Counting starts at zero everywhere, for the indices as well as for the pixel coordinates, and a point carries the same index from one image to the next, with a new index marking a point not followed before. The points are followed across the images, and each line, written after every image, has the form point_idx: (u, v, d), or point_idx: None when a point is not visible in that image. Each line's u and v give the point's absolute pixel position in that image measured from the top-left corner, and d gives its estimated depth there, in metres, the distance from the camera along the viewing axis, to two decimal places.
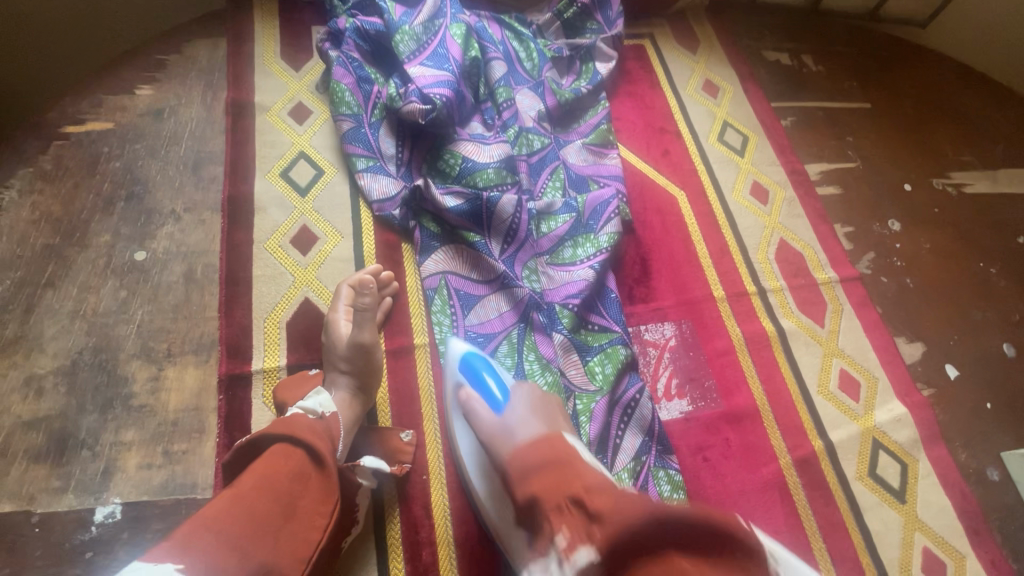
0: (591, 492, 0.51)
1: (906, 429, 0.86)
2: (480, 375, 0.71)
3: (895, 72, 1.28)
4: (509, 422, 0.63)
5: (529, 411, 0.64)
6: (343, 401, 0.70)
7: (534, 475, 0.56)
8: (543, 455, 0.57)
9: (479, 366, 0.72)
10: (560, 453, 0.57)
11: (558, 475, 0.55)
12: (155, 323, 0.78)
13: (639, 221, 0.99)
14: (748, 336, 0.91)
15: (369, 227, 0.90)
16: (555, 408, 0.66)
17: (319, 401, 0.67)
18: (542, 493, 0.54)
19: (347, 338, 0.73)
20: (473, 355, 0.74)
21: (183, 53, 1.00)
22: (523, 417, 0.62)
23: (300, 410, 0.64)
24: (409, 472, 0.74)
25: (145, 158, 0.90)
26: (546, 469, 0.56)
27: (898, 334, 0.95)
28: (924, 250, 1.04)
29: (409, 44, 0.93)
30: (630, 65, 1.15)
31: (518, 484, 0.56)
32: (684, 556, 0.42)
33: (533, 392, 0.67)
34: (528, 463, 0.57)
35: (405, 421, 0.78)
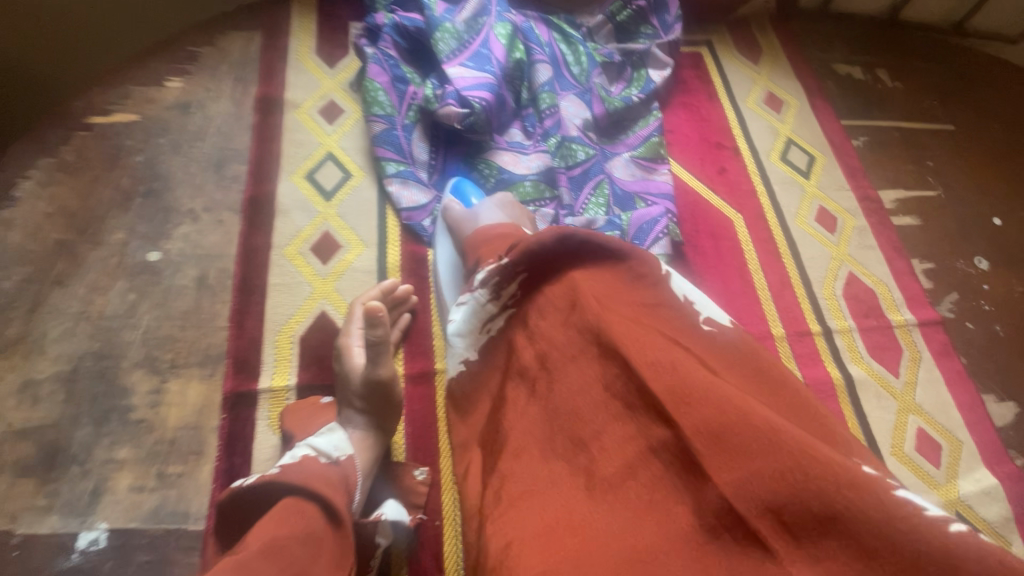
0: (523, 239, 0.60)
1: (995, 504, 0.74)
2: (467, 197, 0.81)
3: (983, 91, 1.15)
4: (479, 211, 0.74)
5: (499, 211, 0.73)
6: (359, 441, 0.62)
7: (487, 242, 0.65)
8: (500, 229, 0.66)
9: (466, 188, 0.82)
10: (512, 234, 0.65)
11: (506, 240, 0.64)
12: (162, 331, 0.73)
13: (690, 245, 0.89)
14: (810, 382, 0.80)
15: (395, 237, 0.83)
16: (523, 218, 0.75)
17: (332, 443, 0.58)
18: (485, 253, 0.64)
19: (362, 369, 0.65)
20: (462, 181, 0.83)
21: (216, 45, 0.96)
22: (492, 210, 0.73)
23: (312, 453, 0.56)
24: (422, 519, 0.66)
25: (168, 153, 0.86)
26: (499, 239, 0.65)
27: (986, 391, 0.83)
28: (1016, 294, 0.92)
29: (449, 42, 0.86)
30: (686, 74, 1.06)
31: (473, 249, 0.66)
32: (582, 271, 0.57)
33: (508, 201, 0.76)
34: (488, 234, 0.66)
35: (421, 456, 0.70)
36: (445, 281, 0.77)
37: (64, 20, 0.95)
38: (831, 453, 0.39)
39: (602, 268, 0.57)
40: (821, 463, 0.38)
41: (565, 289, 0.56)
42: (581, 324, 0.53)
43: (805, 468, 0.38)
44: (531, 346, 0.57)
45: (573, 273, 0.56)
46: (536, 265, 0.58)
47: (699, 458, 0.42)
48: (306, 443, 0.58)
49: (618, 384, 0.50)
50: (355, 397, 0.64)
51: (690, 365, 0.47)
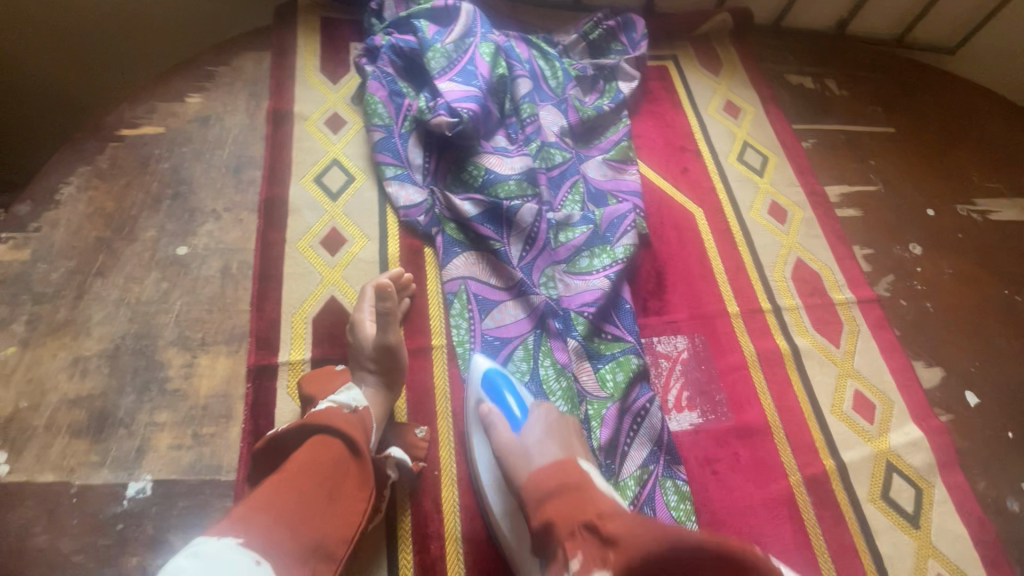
0: (603, 517, 0.56)
1: (921, 453, 0.86)
2: (501, 393, 0.77)
3: (921, 98, 1.28)
4: (528, 442, 0.69)
5: (546, 434, 0.70)
6: (372, 398, 0.74)
7: (550, 501, 0.62)
8: (557, 480, 0.64)
9: (501, 384, 0.78)
10: (570, 477, 0.64)
11: (574, 499, 0.61)
12: (192, 314, 0.83)
13: (656, 236, 1.01)
14: (761, 352, 0.91)
15: (395, 231, 0.94)
16: (571, 431, 0.72)
17: (351, 396, 0.70)
18: (556, 518, 0.60)
19: (373, 339, 0.76)
20: (495, 372, 0.79)
21: (231, 65, 1.08)
22: (542, 439, 0.69)
23: (334, 404, 0.67)
24: (422, 469, 0.76)
25: (191, 161, 0.96)
26: (560, 495, 0.63)
27: (916, 358, 0.95)
28: (945, 275, 1.04)
29: (440, 61, 0.98)
30: (652, 85, 1.19)
31: (533, 510, 0.63)
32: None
33: (551, 414, 0.73)
34: (545, 488, 0.64)
35: (420, 417, 0.80)
36: (488, 487, 0.74)
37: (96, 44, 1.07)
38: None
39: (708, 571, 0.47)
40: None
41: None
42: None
43: None
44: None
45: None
46: None
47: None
48: (329, 399, 0.69)
49: None
50: (368, 361, 0.76)
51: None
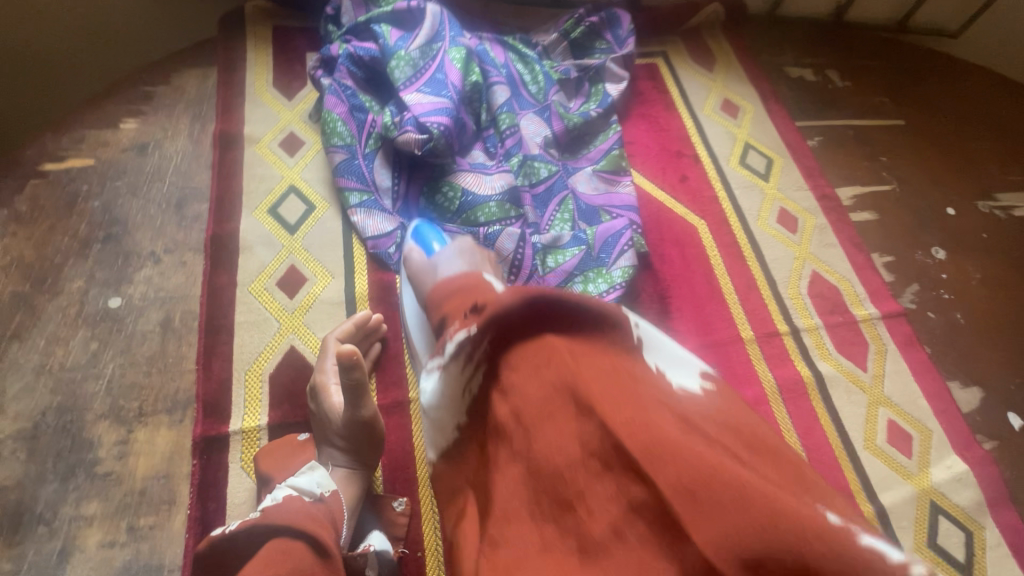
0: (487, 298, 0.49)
1: (967, 489, 0.76)
2: (429, 243, 0.73)
3: (931, 86, 1.19)
4: (437, 261, 0.66)
5: (460, 258, 0.65)
6: (343, 479, 0.62)
7: (448, 301, 0.55)
8: (457, 283, 0.55)
9: (428, 234, 0.74)
10: (478, 278, 0.55)
11: (471, 296, 0.52)
12: (128, 379, 0.71)
13: (656, 254, 0.90)
14: (782, 382, 0.81)
15: (363, 266, 0.83)
16: (487, 262, 0.67)
17: (313, 478, 0.60)
18: (451, 313, 0.53)
19: (341, 409, 0.64)
20: (424, 226, 0.77)
21: (171, 84, 0.96)
22: (451, 260, 0.64)
23: (295, 492, 0.57)
24: (403, 550, 0.66)
25: (126, 197, 0.84)
26: (461, 293, 0.54)
27: (951, 378, 0.85)
28: (974, 281, 0.95)
29: (405, 70, 0.87)
30: (642, 86, 1.08)
31: (436, 312, 0.56)
32: (558, 335, 0.45)
33: (469, 246, 0.68)
34: (444, 291, 0.56)
35: (399, 486, 0.69)
36: (415, 334, 0.72)
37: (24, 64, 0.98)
38: (791, 500, 0.33)
39: (562, 326, 0.46)
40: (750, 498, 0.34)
41: (536, 356, 0.45)
42: (559, 379, 0.43)
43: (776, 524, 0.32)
44: (504, 402, 0.46)
45: (546, 335, 0.45)
46: (504, 331, 0.47)
47: (676, 514, 0.36)
48: (288, 483, 0.59)
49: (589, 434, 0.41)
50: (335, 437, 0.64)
51: (662, 414, 0.41)
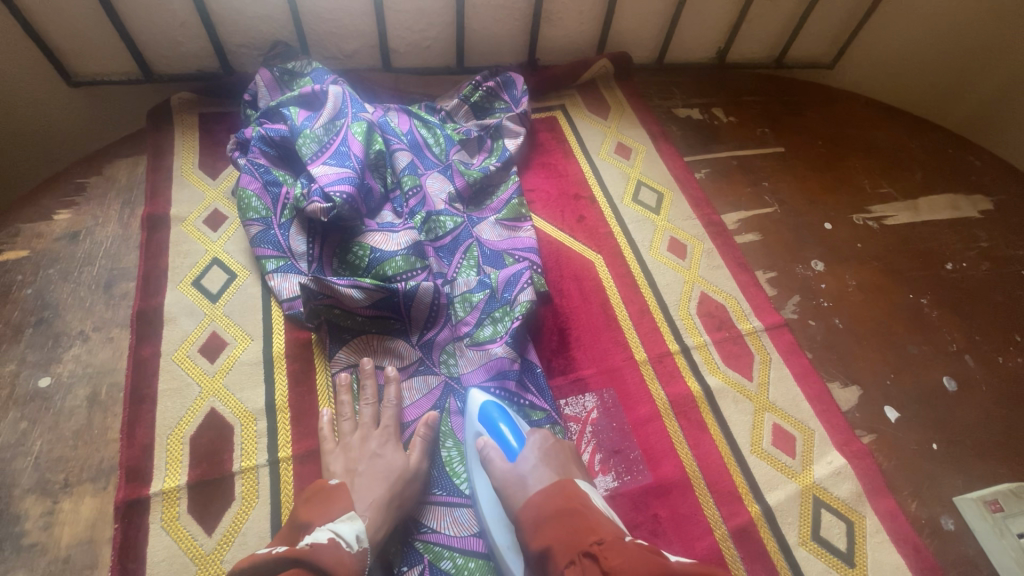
0: (603, 547, 0.57)
1: (847, 482, 0.82)
2: (497, 426, 0.77)
3: (807, 114, 1.32)
4: (522, 470, 0.71)
5: (539, 461, 0.71)
6: (373, 524, 0.70)
7: (546, 527, 0.62)
8: (557, 506, 0.64)
9: (495, 415, 0.78)
10: (573, 502, 0.64)
11: (573, 524, 0.61)
12: (55, 453, 0.76)
13: (556, 290, 0.98)
14: (673, 398, 0.88)
15: (280, 326, 0.90)
16: (566, 456, 0.74)
17: (354, 530, 0.66)
18: (555, 545, 0.60)
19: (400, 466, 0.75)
20: (490, 405, 0.79)
21: (103, 174, 1.04)
22: (536, 465, 0.71)
23: (335, 538, 0.64)
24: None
25: (57, 282, 0.91)
26: (557, 520, 0.62)
27: (831, 380, 0.93)
28: (850, 288, 1.04)
29: (311, 146, 0.96)
30: (542, 137, 1.19)
31: (532, 534, 0.63)
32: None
33: (546, 441, 0.74)
34: (543, 514, 0.64)
35: None
36: (493, 522, 0.73)
37: None
38: None
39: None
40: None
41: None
42: None
43: None
44: None
45: None
46: None
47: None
48: (330, 527, 0.65)
49: None
50: (381, 481, 0.73)
51: None
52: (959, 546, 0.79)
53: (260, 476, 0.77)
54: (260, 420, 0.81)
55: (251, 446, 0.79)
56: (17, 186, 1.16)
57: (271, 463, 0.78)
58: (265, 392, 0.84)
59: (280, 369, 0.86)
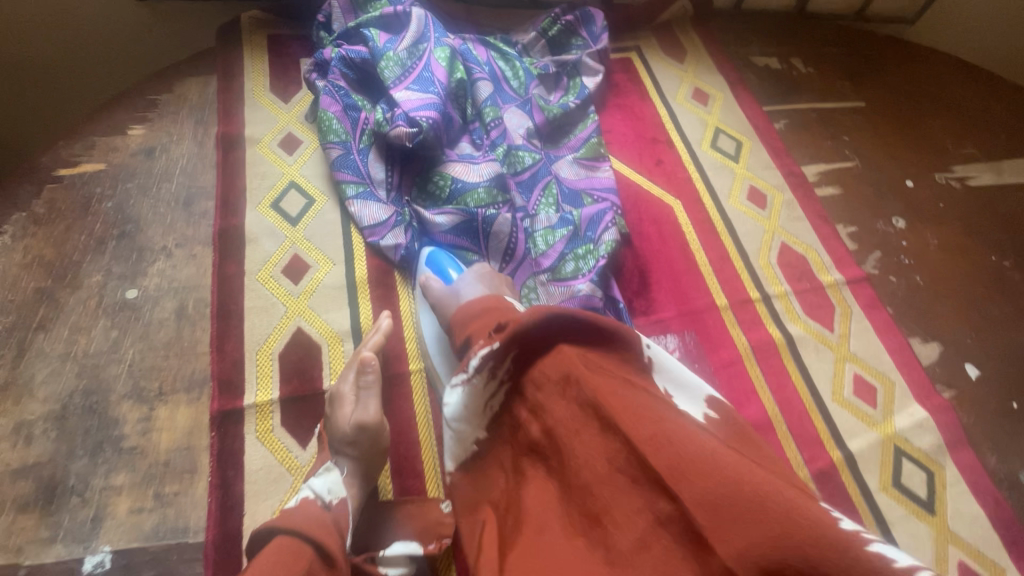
0: (513, 319, 0.58)
1: (928, 433, 0.82)
2: (445, 271, 0.80)
3: (887, 69, 1.27)
4: (459, 288, 0.74)
5: (476, 283, 0.75)
6: (351, 485, 0.66)
7: (473, 320, 0.64)
8: (483, 308, 0.64)
9: (446, 262, 0.81)
10: (497, 305, 0.64)
11: (494, 319, 0.62)
12: (148, 362, 0.77)
13: (635, 232, 0.97)
14: (754, 344, 0.88)
15: (361, 253, 0.89)
16: (500, 283, 0.77)
17: (326, 483, 0.64)
18: (476, 332, 0.63)
19: (347, 421, 0.68)
20: (440, 253, 0.83)
21: (174, 92, 1.02)
22: (472, 285, 0.74)
23: (308, 496, 0.61)
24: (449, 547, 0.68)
25: (136, 197, 0.90)
26: (483, 316, 0.64)
27: (912, 335, 0.92)
28: (932, 246, 1.02)
29: (394, 70, 0.93)
30: (617, 78, 1.15)
31: (460, 330, 0.65)
32: (572, 345, 0.56)
33: (486, 271, 0.78)
34: (468, 313, 0.65)
35: (405, 473, 0.74)
36: (437, 352, 0.77)
37: (47, 74, 1.07)
38: (779, 484, 0.42)
39: (581, 339, 0.56)
40: (798, 518, 0.39)
41: (563, 365, 0.54)
42: (581, 398, 0.52)
43: (791, 532, 0.39)
44: (536, 419, 0.56)
45: (564, 345, 0.55)
46: (524, 350, 0.56)
47: (702, 528, 0.43)
48: (306, 485, 0.63)
49: (620, 457, 0.49)
50: (342, 441, 0.67)
51: (676, 426, 0.49)
52: None
53: None
54: (347, 342, 0.81)
55: (339, 366, 0.79)
56: (80, 102, 1.13)
57: None
58: (350, 315, 0.84)
59: (363, 294, 0.86)
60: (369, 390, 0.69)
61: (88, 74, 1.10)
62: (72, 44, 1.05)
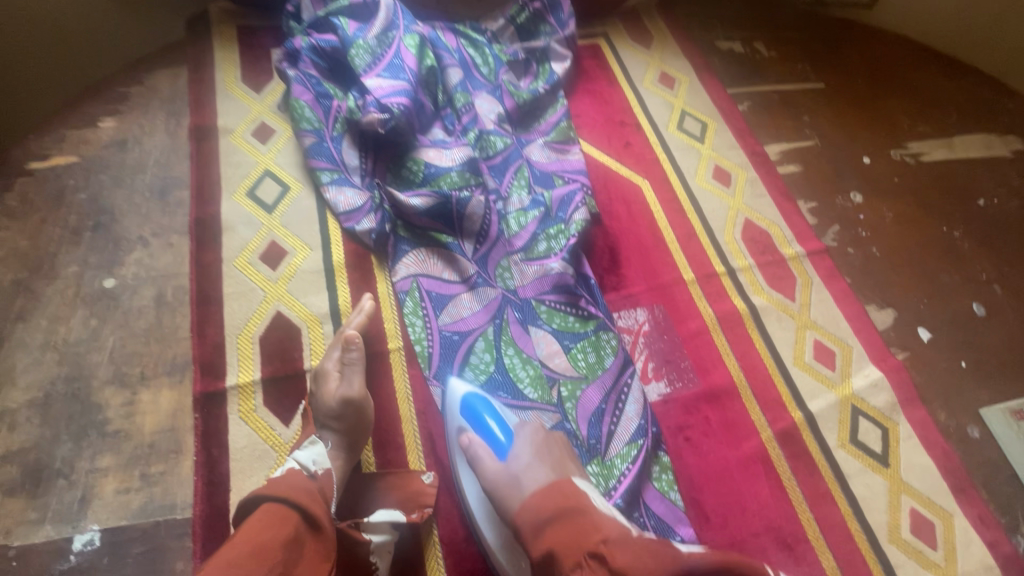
0: (609, 547, 0.54)
1: (883, 393, 0.87)
2: (481, 418, 0.71)
3: (845, 51, 1.32)
4: (515, 469, 0.65)
5: (534, 458, 0.65)
6: (336, 457, 0.70)
7: (551, 530, 0.58)
8: (556, 505, 0.60)
9: (480, 408, 0.72)
10: (571, 501, 0.60)
11: (575, 526, 0.57)
12: (128, 348, 0.78)
13: (605, 212, 1.00)
14: (720, 315, 0.92)
15: (337, 238, 0.91)
16: (560, 449, 0.67)
17: (312, 456, 0.68)
18: (559, 546, 0.57)
19: (332, 396, 0.71)
20: (474, 396, 0.74)
21: (144, 84, 1.02)
22: (530, 463, 0.64)
23: (295, 466, 0.65)
24: (431, 516, 0.73)
25: (111, 188, 0.91)
26: (559, 522, 0.58)
27: (868, 302, 0.97)
28: (887, 219, 1.07)
29: (364, 57, 0.95)
30: (586, 64, 1.18)
31: (534, 541, 0.59)
32: None
33: (537, 433, 0.69)
34: (542, 517, 0.59)
35: (387, 447, 0.77)
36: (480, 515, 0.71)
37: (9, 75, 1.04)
38: None
39: None
40: None
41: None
42: None
43: None
44: None
45: None
46: None
47: None
48: (291, 457, 0.67)
49: None
50: (327, 418, 0.71)
51: None
52: (984, 451, 0.85)
53: None
54: (326, 324, 0.83)
55: (319, 347, 0.81)
56: (44, 101, 1.10)
57: None
58: (329, 298, 0.86)
59: (341, 278, 0.87)
60: (353, 367, 0.73)
61: (54, 71, 1.08)
62: (38, 40, 1.03)
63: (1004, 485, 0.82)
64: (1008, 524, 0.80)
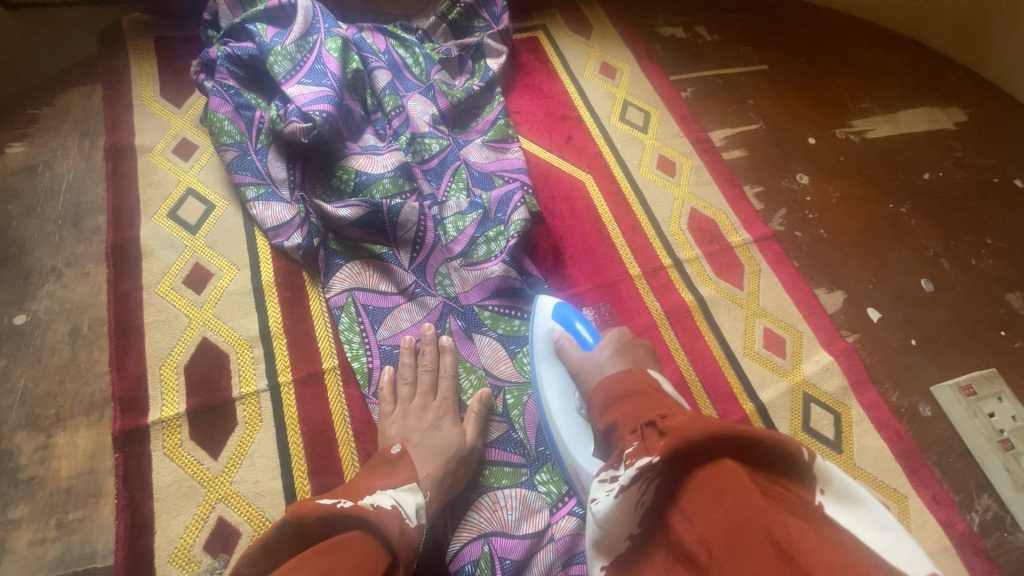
0: (667, 417, 0.54)
1: (834, 377, 0.86)
2: (571, 323, 0.78)
3: (788, 31, 1.30)
4: (599, 360, 0.72)
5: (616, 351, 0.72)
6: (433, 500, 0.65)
7: (620, 404, 0.62)
8: (629, 386, 0.63)
9: (571, 314, 0.78)
10: (645, 384, 0.63)
11: (644, 403, 0.60)
12: (41, 389, 0.74)
13: (548, 210, 0.97)
14: (668, 309, 0.90)
15: (267, 255, 0.87)
16: (642, 352, 0.73)
17: (415, 502, 0.59)
18: (623, 419, 0.60)
19: (451, 440, 0.70)
20: (564, 304, 0.80)
21: (56, 105, 0.97)
22: (612, 357, 0.72)
23: (398, 508, 0.56)
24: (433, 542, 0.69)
25: (20, 218, 0.86)
26: (631, 398, 0.61)
27: (818, 286, 0.95)
28: (834, 199, 1.06)
29: (283, 64, 0.90)
30: (523, 58, 1.15)
31: (606, 411, 0.63)
32: (736, 460, 0.47)
33: (621, 336, 0.74)
34: (614, 394, 0.64)
35: (322, 474, 0.73)
36: (558, 411, 0.74)
37: None
38: None
39: (751, 460, 0.47)
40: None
41: (719, 482, 0.46)
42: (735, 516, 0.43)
43: None
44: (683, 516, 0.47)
45: (728, 457, 0.46)
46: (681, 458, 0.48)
47: None
48: (393, 496, 0.58)
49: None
50: (448, 450, 0.69)
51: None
52: (935, 429, 0.84)
53: (262, 401, 0.76)
54: (255, 347, 0.80)
55: (248, 373, 0.78)
56: None
57: (271, 389, 0.77)
58: (258, 320, 0.82)
59: (271, 297, 0.84)
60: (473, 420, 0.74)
61: None
62: None
63: (956, 462, 0.82)
64: (962, 502, 0.79)
